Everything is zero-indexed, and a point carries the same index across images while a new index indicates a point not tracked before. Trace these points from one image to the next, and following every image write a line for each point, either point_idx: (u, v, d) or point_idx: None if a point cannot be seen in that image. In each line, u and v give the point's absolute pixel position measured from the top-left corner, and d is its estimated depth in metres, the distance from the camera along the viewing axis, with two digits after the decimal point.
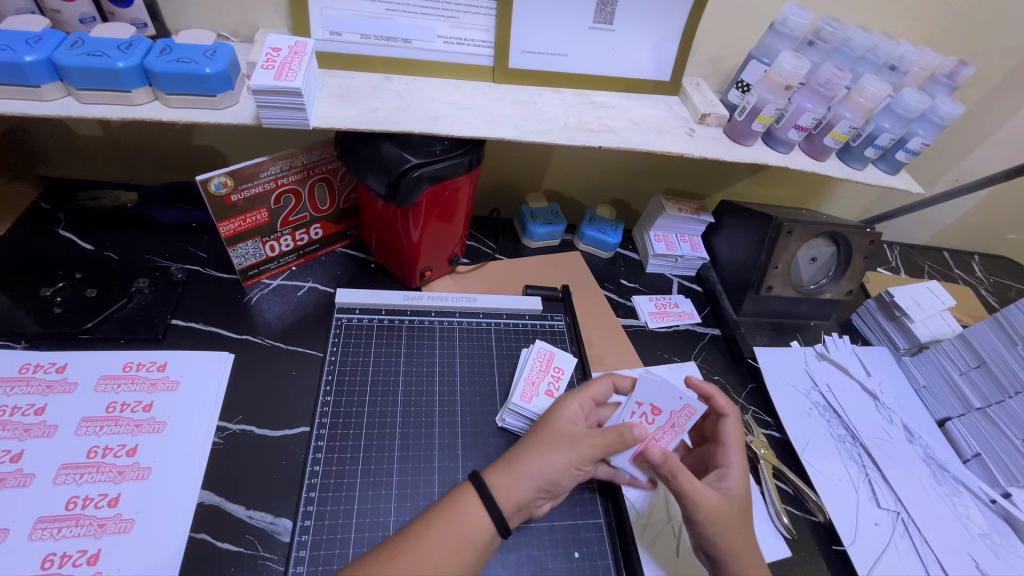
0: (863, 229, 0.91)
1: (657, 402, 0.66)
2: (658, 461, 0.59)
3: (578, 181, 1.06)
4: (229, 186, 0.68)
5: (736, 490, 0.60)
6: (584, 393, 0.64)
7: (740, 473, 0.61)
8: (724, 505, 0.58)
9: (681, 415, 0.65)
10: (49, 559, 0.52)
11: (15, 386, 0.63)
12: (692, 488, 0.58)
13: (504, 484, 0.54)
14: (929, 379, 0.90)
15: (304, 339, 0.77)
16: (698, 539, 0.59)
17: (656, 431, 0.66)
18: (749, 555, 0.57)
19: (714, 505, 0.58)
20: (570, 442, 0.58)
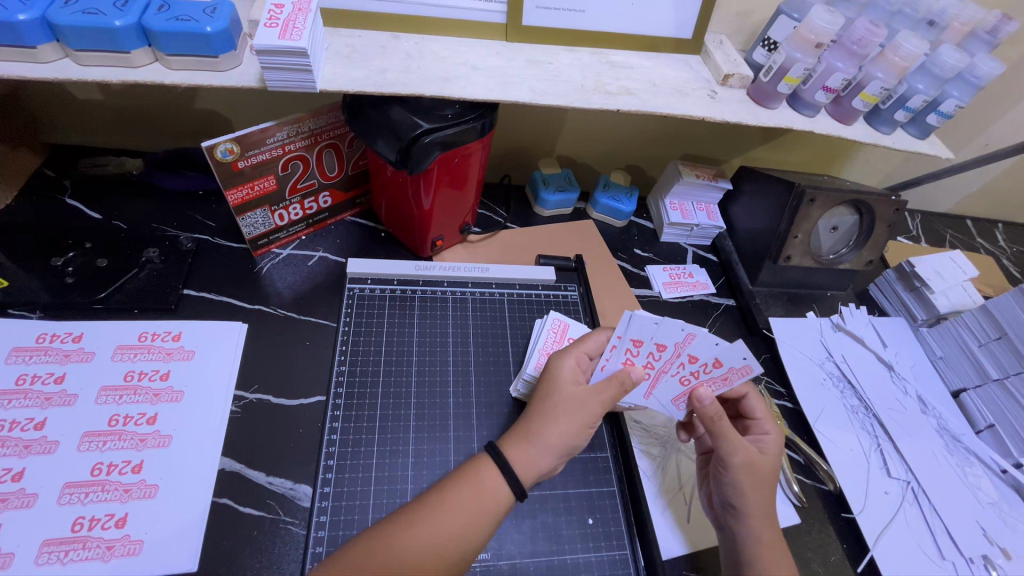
0: (888, 196, 0.87)
1: (717, 358, 0.59)
2: (707, 404, 0.60)
3: (592, 146, 1.02)
4: (235, 152, 0.66)
5: (773, 451, 0.63)
6: (577, 349, 0.65)
7: (777, 442, 0.63)
8: (762, 462, 0.61)
9: (738, 371, 0.60)
10: (78, 522, 0.54)
11: (33, 355, 0.64)
12: (735, 442, 0.60)
13: (523, 456, 0.55)
14: (947, 350, 0.89)
15: (317, 309, 0.77)
16: (723, 489, 0.60)
17: (705, 379, 0.63)
18: (756, 520, 0.58)
19: (751, 458, 0.60)
20: (581, 408, 0.59)
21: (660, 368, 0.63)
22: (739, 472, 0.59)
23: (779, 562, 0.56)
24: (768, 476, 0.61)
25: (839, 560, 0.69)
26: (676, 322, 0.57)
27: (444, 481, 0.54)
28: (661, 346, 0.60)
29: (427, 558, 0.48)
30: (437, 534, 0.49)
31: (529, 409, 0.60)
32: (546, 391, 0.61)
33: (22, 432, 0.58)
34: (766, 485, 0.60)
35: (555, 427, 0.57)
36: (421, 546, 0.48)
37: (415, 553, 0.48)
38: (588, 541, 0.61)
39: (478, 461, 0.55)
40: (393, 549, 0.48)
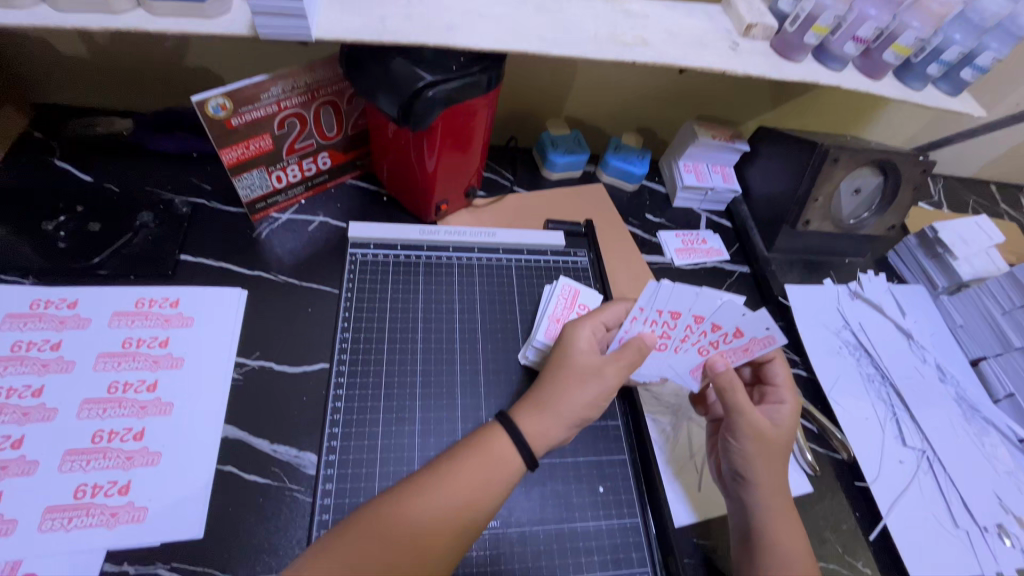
0: (916, 156, 0.83)
1: (740, 328, 0.59)
2: (720, 372, 0.60)
3: (603, 106, 0.98)
4: (228, 108, 0.62)
5: (787, 424, 0.60)
6: (595, 317, 0.63)
7: (793, 412, 0.61)
8: (774, 434, 0.58)
9: (759, 342, 0.61)
10: (81, 489, 0.53)
11: (28, 321, 0.62)
12: (748, 414, 0.58)
13: (535, 426, 0.54)
14: (968, 318, 0.86)
15: (318, 275, 0.74)
16: (730, 457, 0.59)
17: (726, 349, 0.63)
18: (764, 488, 0.56)
19: (763, 430, 0.58)
20: (598, 379, 0.57)
21: (681, 338, 0.63)
22: (747, 442, 0.58)
23: (789, 531, 0.54)
24: (781, 448, 0.59)
25: (851, 528, 0.68)
26: (714, 293, 0.57)
27: (454, 450, 0.52)
28: (694, 317, 0.60)
29: (438, 526, 0.47)
30: (448, 503, 0.48)
31: (546, 377, 0.58)
32: (563, 360, 0.59)
33: (20, 399, 0.57)
34: (776, 456, 0.58)
35: (572, 398, 0.56)
36: (431, 515, 0.47)
37: (425, 522, 0.46)
38: (599, 509, 0.60)
39: (489, 430, 0.53)
40: (403, 518, 0.46)
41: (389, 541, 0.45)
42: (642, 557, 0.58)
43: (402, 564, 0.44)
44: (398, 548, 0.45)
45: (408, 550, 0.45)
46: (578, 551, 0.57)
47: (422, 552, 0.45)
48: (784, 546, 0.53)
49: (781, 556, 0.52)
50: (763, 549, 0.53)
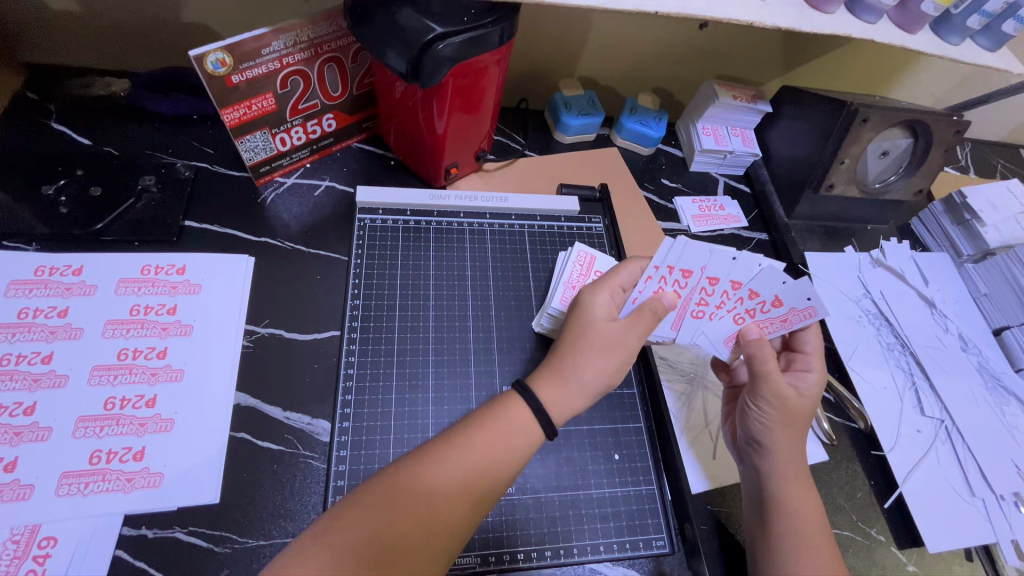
0: (950, 117, 0.80)
1: (779, 296, 0.58)
2: (752, 341, 0.58)
3: (619, 65, 0.93)
4: (228, 64, 0.59)
5: (812, 394, 0.58)
6: (610, 282, 0.60)
7: (820, 381, 0.59)
8: (797, 403, 0.56)
9: (799, 314, 0.58)
10: (96, 454, 0.53)
11: (33, 288, 0.61)
12: (773, 383, 0.56)
13: (557, 397, 0.53)
14: (992, 287, 0.84)
15: (326, 242, 0.73)
16: (747, 423, 0.58)
17: (763, 320, 0.61)
18: (783, 455, 0.55)
19: (786, 399, 0.56)
20: (614, 347, 0.56)
21: (717, 304, 0.61)
22: (769, 409, 0.56)
23: (806, 501, 0.54)
24: (802, 418, 0.57)
25: (865, 496, 0.67)
26: (754, 258, 0.56)
27: (468, 419, 0.51)
28: (728, 283, 0.59)
29: (452, 494, 0.46)
30: (462, 471, 0.47)
31: (562, 344, 0.57)
32: (575, 327, 0.57)
33: (30, 366, 0.56)
34: (798, 425, 0.56)
35: (587, 366, 0.54)
36: (448, 482, 0.46)
37: (440, 489, 0.46)
38: (614, 477, 0.59)
39: (504, 400, 0.52)
40: (417, 486, 0.46)
41: (403, 508, 0.44)
42: (658, 524, 0.58)
43: (416, 530, 0.44)
44: (412, 514, 0.44)
45: (422, 518, 0.44)
46: (593, 517, 0.57)
47: (436, 519, 0.45)
48: (801, 514, 0.52)
49: (796, 523, 0.52)
50: (778, 516, 0.53)
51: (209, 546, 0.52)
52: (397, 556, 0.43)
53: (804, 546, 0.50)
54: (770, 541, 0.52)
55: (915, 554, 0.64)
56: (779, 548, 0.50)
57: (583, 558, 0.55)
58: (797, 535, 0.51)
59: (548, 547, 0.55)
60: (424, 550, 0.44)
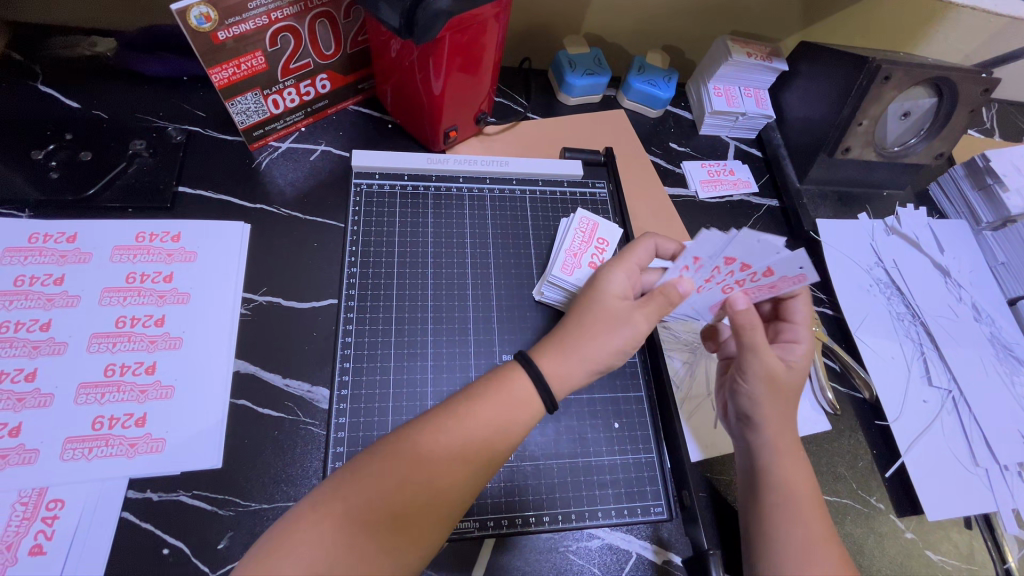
0: (978, 74, 0.75)
1: (771, 267, 0.54)
2: (738, 312, 0.56)
3: (627, 21, 0.88)
4: (213, 20, 0.56)
5: (800, 366, 0.57)
6: (626, 261, 0.59)
7: (807, 353, 0.58)
8: (786, 376, 0.55)
9: (788, 282, 0.56)
10: (98, 420, 0.54)
11: (28, 256, 0.60)
12: (762, 354, 0.55)
13: (556, 368, 0.52)
14: (1011, 256, 0.81)
15: (322, 208, 0.71)
16: (738, 398, 0.57)
17: (751, 287, 0.59)
18: (772, 422, 0.54)
19: (775, 371, 0.55)
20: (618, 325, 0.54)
21: (705, 278, 0.59)
22: (757, 384, 0.55)
23: (801, 471, 0.53)
24: (792, 391, 0.56)
25: (866, 465, 0.67)
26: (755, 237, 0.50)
27: (470, 388, 0.50)
28: (723, 259, 0.55)
29: (454, 465, 0.46)
30: (465, 441, 0.46)
31: (569, 317, 0.56)
32: (586, 300, 0.56)
33: (29, 333, 0.56)
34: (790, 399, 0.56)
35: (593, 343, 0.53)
36: (445, 452, 0.46)
37: (443, 460, 0.46)
38: (614, 444, 0.59)
39: (508, 370, 0.51)
40: (421, 458, 0.45)
41: (406, 478, 0.44)
42: (656, 491, 0.58)
43: (419, 500, 0.44)
44: (417, 484, 0.44)
45: (427, 489, 0.44)
46: (592, 484, 0.57)
47: (439, 488, 0.45)
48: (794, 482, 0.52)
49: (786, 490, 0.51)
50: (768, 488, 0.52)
51: (213, 509, 0.53)
52: (401, 525, 0.43)
53: (801, 515, 0.50)
54: (763, 510, 0.51)
55: (915, 522, 0.64)
56: (773, 517, 0.50)
57: (582, 523, 0.55)
58: (788, 505, 0.50)
59: (547, 512, 0.55)
60: (427, 520, 0.44)
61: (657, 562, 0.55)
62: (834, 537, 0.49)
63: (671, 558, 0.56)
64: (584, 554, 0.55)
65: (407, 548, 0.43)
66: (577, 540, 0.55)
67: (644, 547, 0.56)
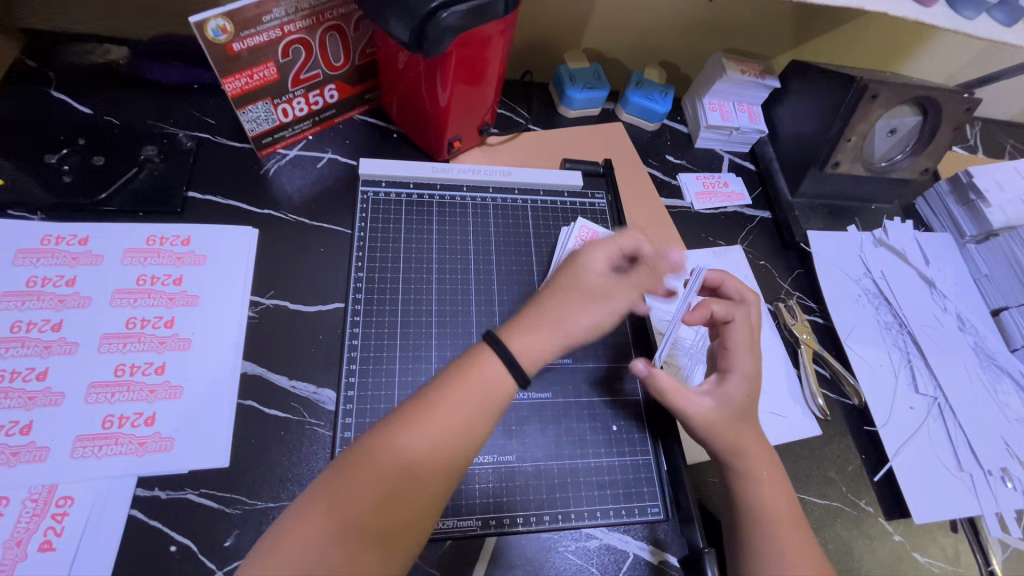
0: (961, 94, 0.79)
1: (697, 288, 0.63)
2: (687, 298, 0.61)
3: (626, 38, 0.91)
4: (229, 32, 0.58)
5: (737, 395, 0.55)
6: (611, 242, 0.56)
7: (743, 379, 0.56)
8: (722, 414, 0.54)
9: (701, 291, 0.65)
10: (108, 419, 0.55)
11: (40, 257, 0.61)
12: (683, 408, 0.54)
13: (528, 343, 0.50)
14: (994, 267, 0.84)
15: (329, 214, 0.73)
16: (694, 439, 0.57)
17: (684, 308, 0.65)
18: (746, 446, 0.53)
19: (705, 415, 0.54)
20: (601, 298, 0.53)
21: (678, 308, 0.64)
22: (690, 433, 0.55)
23: (774, 488, 0.53)
24: (742, 418, 0.54)
25: (856, 469, 0.69)
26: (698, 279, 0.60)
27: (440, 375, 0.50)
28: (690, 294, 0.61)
29: (434, 453, 0.46)
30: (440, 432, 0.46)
31: (544, 299, 0.52)
32: (567, 281, 0.53)
33: (41, 333, 0.57)
34: (753, 419, 0.55)
35: (575, 319, 0.51)
36: (424, 442, 0.46)
37: (421, 450, 0.46)
38: (612, 446, 0.61)
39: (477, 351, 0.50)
40: (397, 451, 0.46)
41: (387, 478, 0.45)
42: (653, 492, 0.60)
43: (403, 496, 0.45)
44: (398, 478, 0.45)
45: (409, 482, 0.45)
46: (591, 485, 0.59)
47: (420, 479, 0.46)
48: (779, 509, 0.52)
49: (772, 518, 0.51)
50: (758, 519, 0.52)
51: (221, 507, 0.54)
52: (389, 522, 0.44)
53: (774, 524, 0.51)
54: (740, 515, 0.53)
55: (902, 525, 0.66)
56: (750, 523, 0.52)
57: (580, 523, 0.57)
58: (772, 526, 0.51)
59: (547, 512, 0.57)
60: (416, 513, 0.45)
61: (653, 562, 0.57)
62: (807, 539, 0.51)
63: (667, 558, 0.57)
64: (582, 553, 0.56)
65: (397, 541, 0.44)
66: (574, 541, 0.57)
67: (640, 547, 0.57)
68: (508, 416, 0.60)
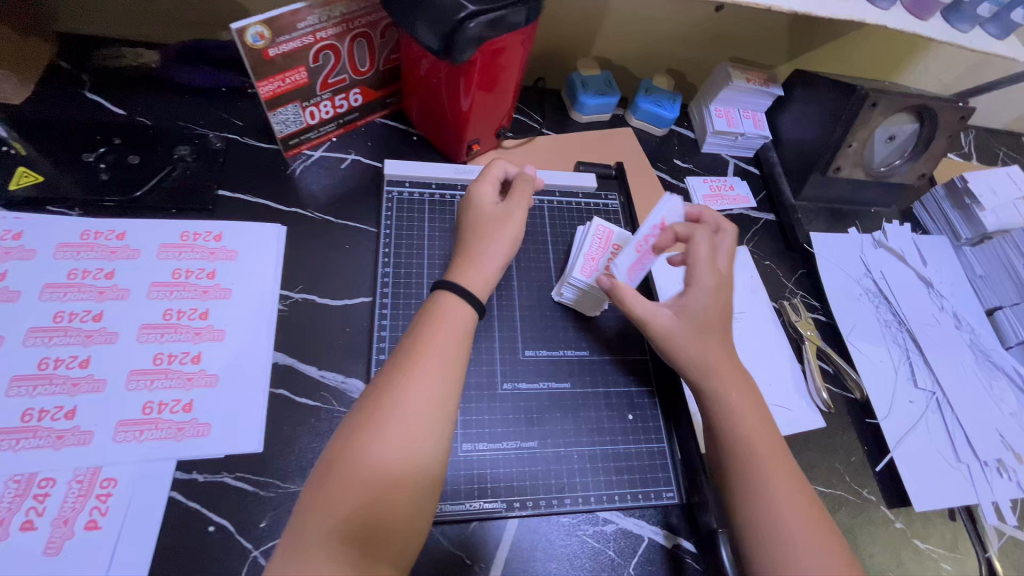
0: (956, 103, 0.83)
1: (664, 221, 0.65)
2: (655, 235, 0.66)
3: (635, 46, 0.95)
4: (266, 38, 0.62)
5: (696, 305, 0.59)
6: (489, 175, 0.67)
7: (704, 292, 0.59)
8: (682, 324, 0.58)
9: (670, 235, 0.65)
10: (148, 406, 0.57)
11: (80, 251, 0.63)
12: (644, 315, 0.60)
13: (472, 278, 0.59)
14: (988, 269, 0.88)
15: (353, 213, 0.76)
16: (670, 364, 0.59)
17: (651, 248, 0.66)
18: (716, 368, 0.56)
19: (666, 325, 0.59)
20: (503, 221, 0.63)
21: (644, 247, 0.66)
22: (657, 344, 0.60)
23: (756, 420, 0.54)
24: (704, 328, 0.58)
25: (859, 460, 0.72)
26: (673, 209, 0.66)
27: (413, 333, 0.54)
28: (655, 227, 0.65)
29: (416, 422, 0.49)
30: (414, 400, 0.50)
31: (464, 240, 0.62)
32: (469, 219, 0.63)
33: (82, 323, 0.59)
34: (715, 334, 0.58)
35: (487, 249, 0.61)
36: (402, 413, 0.49)
37: (405, 404, 0.49)
38: (628, 434, 0.64)
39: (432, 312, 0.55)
40: (383, 409, 0.49)
41: (370, 452, 0.47)
42: (668, 478, 0.62)
43: (390, 473, 0.47)
44: (386, 434, 0.48)
45: (398, 437, 0.48)
46: (609, 471, 0.61)
47: (404, 449, 0.48)
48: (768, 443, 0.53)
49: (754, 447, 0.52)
50: (747, 455, 0.52)
51: (256, 490, 0.56)
52: (387, 478, 0.47)
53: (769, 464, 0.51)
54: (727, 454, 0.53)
55: (903, 513, 0.69)
56: (737, 458, 0.52)
57: (597, 506, 0.59)
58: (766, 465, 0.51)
59: (567, 495, 0.59)
60: (401, 483, 0.47)
61: (667, 546, 0.59)
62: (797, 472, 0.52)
63: (680, 543, 0.60)
64: (600, 537, 0.59)
65: (400, 500, 0.47)
66: (592, 525, 0.59)
67: (655, 532, 0.60)
68: (529, 405, 0.63)
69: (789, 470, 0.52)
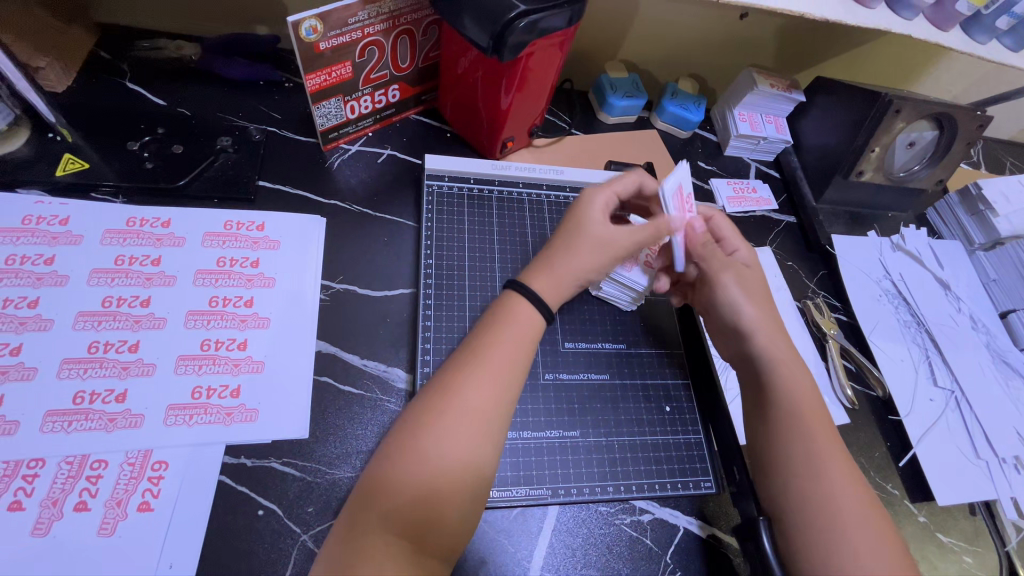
0: (975, 111, 0.85)
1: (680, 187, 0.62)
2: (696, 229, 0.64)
3: (661, 52, 0.98)
4: (318, 32, 0.63)
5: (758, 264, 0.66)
6: (609, 187, 0.65)
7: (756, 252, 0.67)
8: (752, 276, 0.64)
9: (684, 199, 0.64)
10: (196, 390, 0.57)
11: (126, 238, 0.64)
12: (720, 262, 0.63)
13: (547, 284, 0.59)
14: (1002, 273, 0.90)
15: (391, 206, 0.77)
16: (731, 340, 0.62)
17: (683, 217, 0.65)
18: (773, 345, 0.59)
19: (741, 273, 0.63)
20: (601, 239, 0.60)
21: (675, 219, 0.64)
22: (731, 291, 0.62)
23: (807, 394, 0.57)
24: (764, 286, 0.64)
25: (882, 456, 0.74)
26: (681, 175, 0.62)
27: (478, 334, 0.55)
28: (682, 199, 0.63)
29: (474, 423, 0.49)
30: (476, 400, 0.50)
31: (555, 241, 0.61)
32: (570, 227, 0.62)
33: (130, 309, 0.60)
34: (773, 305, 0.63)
35: (576, 258, 0.59)
36: (462, 411, 0.49)
37: (462, 401, 0.50)
38: (665, 425, 0.65)
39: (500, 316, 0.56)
40: (444, 408, 0.49)
41: (430, 447, 0.47)
42: (704, 468, 0.64)
43: (447, 470, 0.47)
44: (446, 430, 0.48)
45: (457, 434, 0.48)
46: (648, 461, 0.63)
47: (462, 449, 0.48)
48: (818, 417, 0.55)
49: (812, 433, 0.54)
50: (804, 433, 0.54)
51: (303, 475, 0.57)
52: (442, 479, 0.47)
53: (823, 445, 0.54)
54: (779, 432, 0.55)
55: (926, 506, 0.71)
56: (790, 439, 0.54)
57: (637, 495, 0.61)
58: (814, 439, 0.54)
59: (610, 483, 0.61)
60: (456, 482, 0.47)
61: (702, 535, 0.60)
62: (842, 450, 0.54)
63: (715, 532, 0.61)
64: (637, 526, 0.60)
65: (451, 498, 0.47)
66: (629, 514, 0.60)
67: (690, 522, 0.61)
68: (570, 395, 0.64)
69: (842, 452, 0.54)
